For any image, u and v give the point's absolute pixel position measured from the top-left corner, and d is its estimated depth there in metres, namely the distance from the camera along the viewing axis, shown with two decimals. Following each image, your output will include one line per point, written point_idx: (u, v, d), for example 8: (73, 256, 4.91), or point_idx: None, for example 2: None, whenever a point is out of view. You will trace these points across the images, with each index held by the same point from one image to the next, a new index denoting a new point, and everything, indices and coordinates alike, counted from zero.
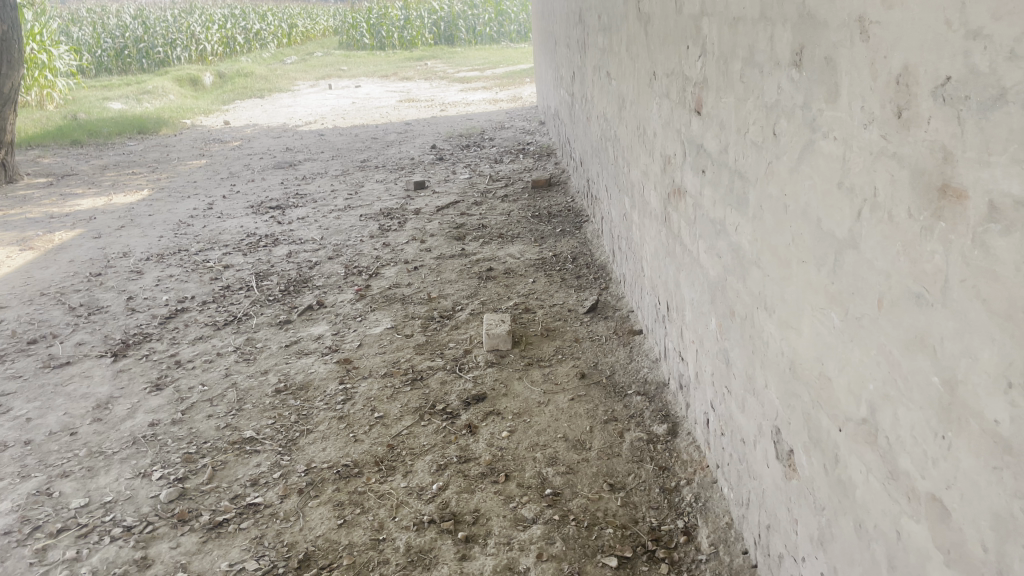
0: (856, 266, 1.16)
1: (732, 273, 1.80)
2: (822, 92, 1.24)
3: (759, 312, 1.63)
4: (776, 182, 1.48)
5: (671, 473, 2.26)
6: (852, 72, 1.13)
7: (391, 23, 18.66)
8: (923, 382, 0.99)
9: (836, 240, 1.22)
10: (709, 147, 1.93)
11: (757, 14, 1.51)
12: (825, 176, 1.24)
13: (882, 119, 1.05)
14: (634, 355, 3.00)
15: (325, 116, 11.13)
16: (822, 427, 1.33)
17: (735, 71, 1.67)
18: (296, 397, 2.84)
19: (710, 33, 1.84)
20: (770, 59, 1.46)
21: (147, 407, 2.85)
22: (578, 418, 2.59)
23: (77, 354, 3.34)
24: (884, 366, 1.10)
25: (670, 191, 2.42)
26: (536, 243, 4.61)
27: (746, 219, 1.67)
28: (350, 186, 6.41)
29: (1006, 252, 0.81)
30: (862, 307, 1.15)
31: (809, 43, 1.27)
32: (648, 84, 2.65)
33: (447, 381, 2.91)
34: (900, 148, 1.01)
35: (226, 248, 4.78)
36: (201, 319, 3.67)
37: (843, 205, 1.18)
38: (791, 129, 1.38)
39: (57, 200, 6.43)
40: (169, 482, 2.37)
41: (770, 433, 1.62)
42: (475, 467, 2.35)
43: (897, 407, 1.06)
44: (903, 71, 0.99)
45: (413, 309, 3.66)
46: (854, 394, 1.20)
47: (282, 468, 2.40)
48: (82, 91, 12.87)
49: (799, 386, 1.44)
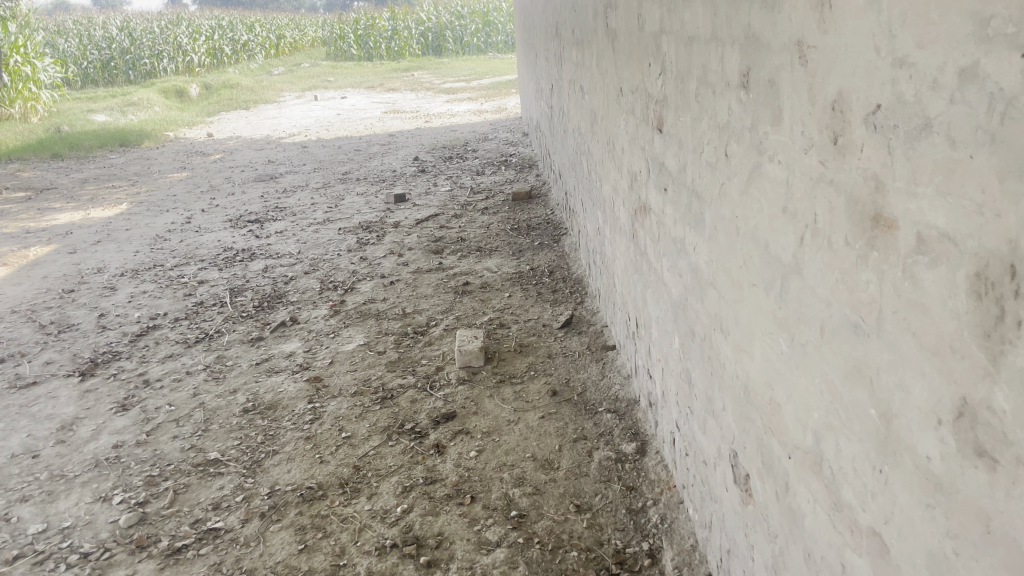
0: (801, 292, 1.14)
1: (692, 293, 1.79)
2: (767, 114, 1.22)
3: (716, 333, 1.61)
4: (728, 204, 1.46)
5: (638, 493, 2.23)
6: (793, 95, 1.11)
7: (378, 34, 18.70)
8: (862, 413, 0.97)
9: (782, 264, 1.20)
10: (670, 165, 1.91)
11: (709, 34, 1.50)
12: (771, 200, 1.23)
13: (820, 145, 1.03)
14: (606, 371, 2.98)
15: (309, 127, 11.10)
16: (774, 453, 1.31)
17: (691, 90, 1.66)
18: (264, 416, 2.81)
19: (669, 51, 1.83)
20: (721, 80, 1.45)
21: (111, 428, 2.81)
22: (548, 436, 2.56)
23: (44, 374, 3.29)
24: (827, 395, 1.08)
25: (637, 208, 2.40)
26: (514, 256, 4.59)
27: (703, 239, 1.65)
28: (331, 198, 6.38)
29: (934, 285, 0.79)
30: (807, 334, 1.13)
31: (755, 66, 1.26)
32: (616, 100, 2.63)
33: (417, 399, 2.88)
34: (837, 175, 0.99)
35: (202, 263, 4.74)
36: (172, 336, 3.63)
37: (787, 229, 1.17)
38: (741, 151, 1.36)
39: (34, 214, 6.37)
40: (129, 507, 2.33)
41: (727, 456, 1.60)
42: (441, 489, 2.32)
43: (840, 437, 1.04)
44: (838, 97, 0.97)
45: (386, 325, 3.63)
46: (801, 422, 1.18)
47: (245, 491, 2.36)
48: (66, 103, 12.81)
49: (753, 411, 1.42)
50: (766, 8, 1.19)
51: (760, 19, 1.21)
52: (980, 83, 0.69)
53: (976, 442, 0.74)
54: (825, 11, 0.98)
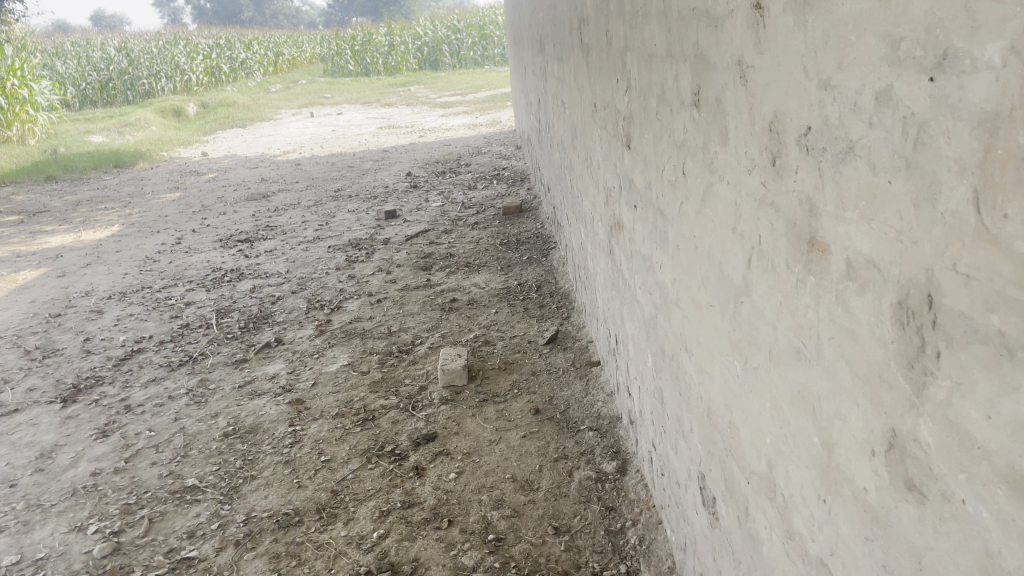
0: (751, 314, 1.12)
1: (660, 311, 1.76)
2: (716, 134, 1.21)
3: (682, 353, 1.59)
4: (687, 223, 1.44)
5: (617, 513, 2.20)
6: (736, 115, 1.09)
7: (375, 50, 18.77)
8: (807, 441, 0.94)
9: (734, 286, 1.18)
10: (637, 182, 1.90)
11: (664, 52, 1.48)
12: (722, 220, 1.21)
13: (762, 166, 1.01)
14: (590, 388, 2.95)
15: (304, 144, 11.11)
16: (735, 477, 1.28)
17: (652, 108, 1.64)
18: (244, 440, 2.79)
19: (632, 68, 1.81)
20: (677, 98, 1.43)
21: (91, 456, 2.78)
22: (529, 456, 2.54)
23: (26, 401, 3.27)
24: (777, 420, 1.05)
25: (612, 224, 2.38)
26: (502, 271, 4.57)
27: (667, 258, 1.63)
28: (323, 216, 6.37)
29: (863, 312, 0.77)
30: (757, 357, 1.11)
31: (704, 84, 1.24)
32: (591, 116, 2.62)
33: (399, 420, 2.85)
34: (776, 197, 0.97)
35: (190, 284, 4.73)
36: (157, 359, 3.61)
37: (736, 250, 1.14)
38: (696, 169, 1.34)
39: (26, 238, 6.36)
40: (103, 537, 2.30)
41: (696, 478, 1.56)
42: (419, 513, 2.29)
43: (788, 463, 1.01)
44: (774, 119, 0.95)
45: (372, 344, 3.61)
46: (756, 446, 1.15)
47: (221, 518, 2.34)
48: (64, 124, 12.83)
49: (715, 433, 1.39)
50: (711, 27, 1.17)
51: (707, 38, 1.20)
52: (895, 107, 0.67)
53: (906, 475, 0.71)
54: (760, 31, 0.97)
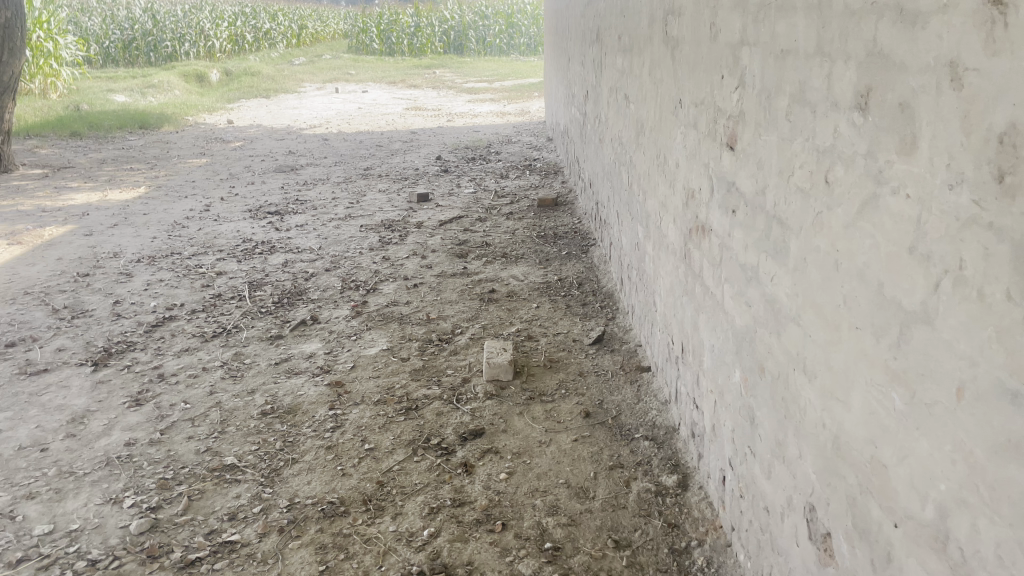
0: (928, 344, 1.01)
1: (764, 326, 1.66)
2: (892, 141, 1.10)
3: (795, 374, 1.48)
4: (825, 235, 1.33)
5: (680, 532, 2.10)
6: (935, 122, 0.98)
7: (401, 29, 18.55)
8: (1015, 495, 0.85)
9: (903, 311, 1.07)
10: (742, 186, 1.79)
11: (812, 48, 1.37)
12: (892, 238, 1.10)
13: (976, 182, 0.90)
14: (641, 395, 2.86)
15: (331, 120, 10.98)
16: (872, 517, 1.19)
17: (781, 107, 1.53)
18: (283, 421, 2.69)
19: (751, 64, 1.71)
20: (825, 99, 1.32)
21: (124, 424, 2.69)
22: (582, 462, 2.44)
23: (55, 361, 3.18)
24: (960, 466, 0.95)
25: (692, 227, 2.28)
26: (541, 265, 4.46)
27: (785, 270, 1.52)
28: (353, 194, 6.26)
29: None
30: (934, 393, 1.00)
31: (879, 86, 1.13)
32: (673, 112, 2.51)
33: (443, 412, 2.75)
34: (998, 219, 0.86)
35: (220, 254, 4.62)
36: (189, 329, 3.51)
37: (914, 271, 1.04)
38: (849, 178, 1.23)
39: (51, 193, 6.26)
40: (140, 512, 2.20)
41: (802, 509, 1.47)
42: (470, 513, 2.19)
43: (976, 516, 0.92)
44: (1008, 130, 0.84)
45: (410, 330, 3.51)
46: (917, 491, 1.05)
47: (263, 501, 2.24)
48: (87, 81, 12.69)
49: (842, 466, 1.29)
50: (901, 23, 1.06)
51: (892, 34, 1.08)
52: None
53: None
54: (996, 30, 0.86)
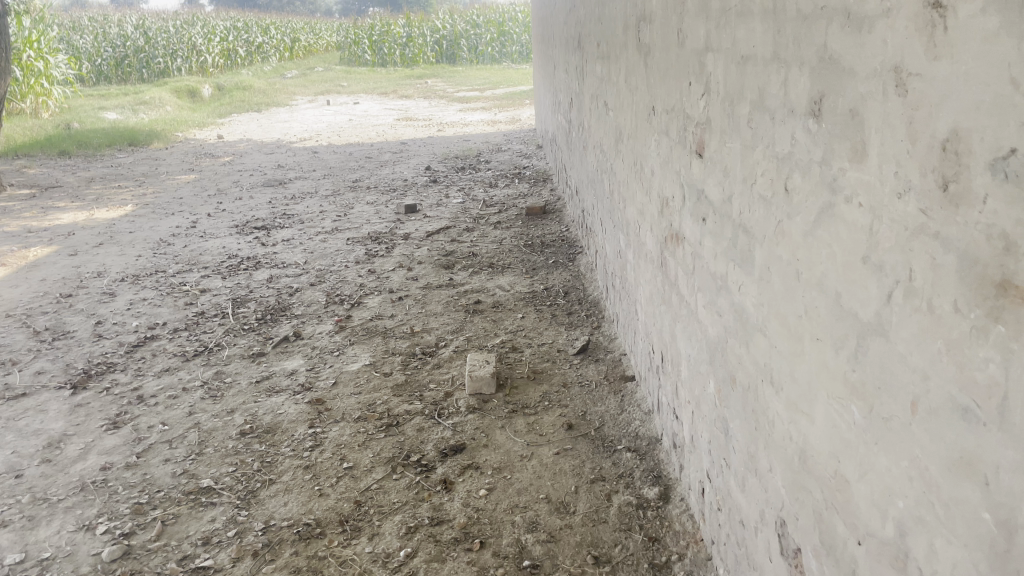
0: (884, 357, 0.98)
1: (734, 336, 1.63)
2: (844, 149, 1.07)
3: (763, 385, 1.45)
4: (787, 244, 1.30)
5: (661, 545, 2.07)
6: (883, 129, 0.95)
7: (393, 40, 18.55)
8: (970, 515, 0.81)
9: (859, 322, 1.04)
10: (711, 194, 1.76)
11: (769, 54, 1.34)
12: (847, 247, 1.07)
13: (922, 190, 0.87)
14: (625, 405, 2.82)
15: (321, 132, 10.98)
16: (837, 534, 1.16)
17: (743, 114, 1.50)
18: (262, 441, 2.65)
19: (715, 70, 1.68)
20: (783, 105, 1.30)
21: (101, 448, 2.66)
22: (563, 475, 2.40)
23: (34, 385, 3.15)
24: (917, 482, 0.92)
25: (667, 236, 2.25)
26: (527, 274, 4.43)
27: (751, 280, 1.49)
28: (341, 206, 6.24)
29: None
30: (890, 407, 0.97)
31: (830, 91, 1.10)
32: (647, 119, 2.49)
33: (424, 428, 2.71)
34: (944, 229, 0.83)
35: (205, 271, 4.60)
36: (170, 348, 3.48)
37: (869, 282, 1.01)
38: (806, 186, 1.21)
39: (38, 213, 6.24)
40: (113, 538, 2.17)
41: (773, 523, 1.44)
42: (448, 531, 2.16)
43: (933, 535, 0.89)
44: (951, 136, 0.81)
45: (394, 344, 3.47)
46: (877, 507, 1.02)
47: (238, 525, 2.21)
48: (78, 99, 12.68)
49: (808, 480, 1.26)
50: (849, 27, 1.03)
51: (841, 39, 1.06)
52: None
53: None
54: (936, 33, 0.83)
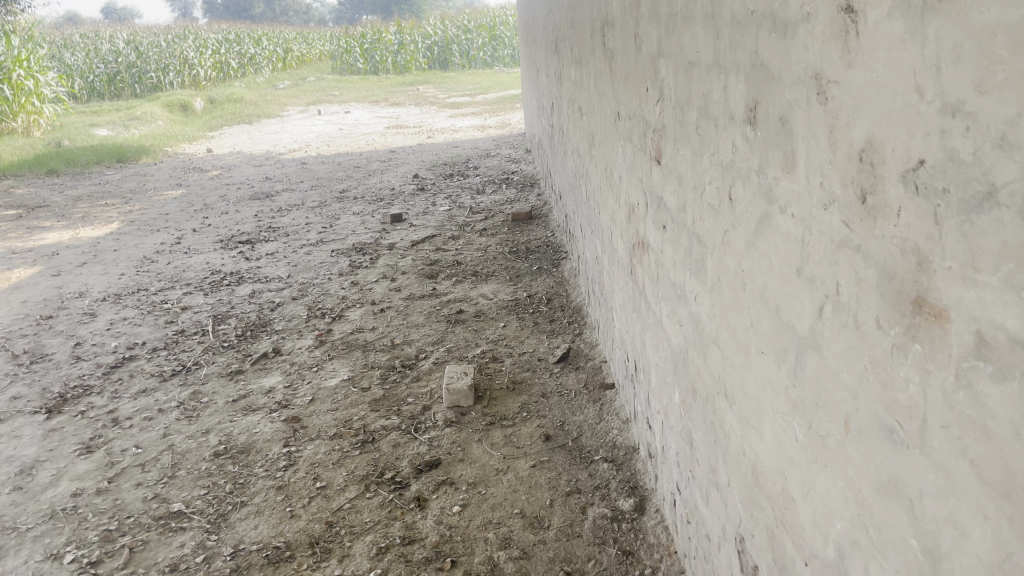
0: (819, 372, 0.95)
1: (693, 347, 1.59)
2: (777, 157, 1.04)
3: (719, 397, 1.42)
4: (733, 254, 1.27)
5: (635, 559, 2.03)
6: (809, 137, 0.92)
7: (384, 47, 18.53)
8: (898, 541, 0.78)
9: (796, 336, 1.01)
10: (668, 202, 1.73)
11: (710, 60, 1.31)
12: (783, 258, 1.04)
13: (845, 202, 0.84)
14: (604, 413, 2.79)
15: (312, 143, 10.96)
16: (787, 553, 1.12)
17: (691, 121, 1.47)
18: (235, 462, 2.62)
19: (667, 76, 1.65)
20: (724, 112, 1.26)
21: (72, 474, 2.62)
22: (539, 489, 2.37)
23: (9, 410, 3.12)
24: (852, 504, 0.88)
25: (635, 243, 2.21)
26: (511, 282, 4.40)
27: (704, 290, 1.46)
28: (327, 217, 6.21)
29: (1001, 405, 0.60)
30: (826, 425, 0.94)
31: (763, 99, 1.07)
32: (614, 125, 2.45)
33: (400, 444, 2.68)
34: (865, 242, 0.80)
35: (187, 288, 4.57)
36: (148, 368, 3.45)
37: (802, 296, 0.97)
38: (747, 195, 1.17)
39: (24, 233, 6.21)
40: (80, 567, 2.14)
41: (733, 539, 1.40)
42: (419, 551, 2.12)
43: (868, 559, 0.85)
44: (867, 146, 0.78)
45: (373, 357, 3.44)
46: (820, 528, 0.98)
47: (207, 550, 2.17)
48: (69, 116, 12.64)
49: (761, 496, 1.22)
50: (776, 33, 1.00)
51: (769, 45, 1.03)
52: None
53: None
54: (850, 39, 0.80)
